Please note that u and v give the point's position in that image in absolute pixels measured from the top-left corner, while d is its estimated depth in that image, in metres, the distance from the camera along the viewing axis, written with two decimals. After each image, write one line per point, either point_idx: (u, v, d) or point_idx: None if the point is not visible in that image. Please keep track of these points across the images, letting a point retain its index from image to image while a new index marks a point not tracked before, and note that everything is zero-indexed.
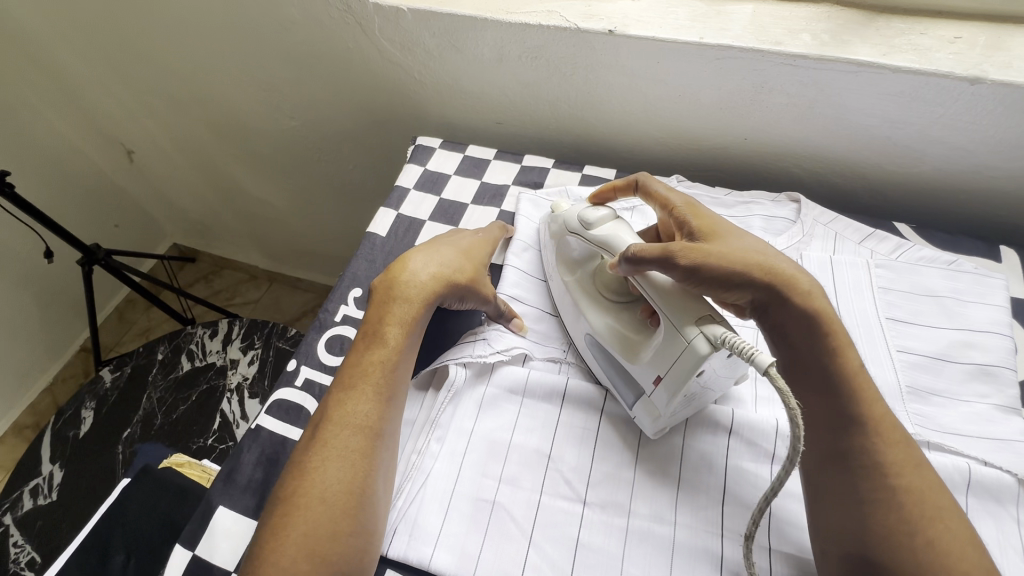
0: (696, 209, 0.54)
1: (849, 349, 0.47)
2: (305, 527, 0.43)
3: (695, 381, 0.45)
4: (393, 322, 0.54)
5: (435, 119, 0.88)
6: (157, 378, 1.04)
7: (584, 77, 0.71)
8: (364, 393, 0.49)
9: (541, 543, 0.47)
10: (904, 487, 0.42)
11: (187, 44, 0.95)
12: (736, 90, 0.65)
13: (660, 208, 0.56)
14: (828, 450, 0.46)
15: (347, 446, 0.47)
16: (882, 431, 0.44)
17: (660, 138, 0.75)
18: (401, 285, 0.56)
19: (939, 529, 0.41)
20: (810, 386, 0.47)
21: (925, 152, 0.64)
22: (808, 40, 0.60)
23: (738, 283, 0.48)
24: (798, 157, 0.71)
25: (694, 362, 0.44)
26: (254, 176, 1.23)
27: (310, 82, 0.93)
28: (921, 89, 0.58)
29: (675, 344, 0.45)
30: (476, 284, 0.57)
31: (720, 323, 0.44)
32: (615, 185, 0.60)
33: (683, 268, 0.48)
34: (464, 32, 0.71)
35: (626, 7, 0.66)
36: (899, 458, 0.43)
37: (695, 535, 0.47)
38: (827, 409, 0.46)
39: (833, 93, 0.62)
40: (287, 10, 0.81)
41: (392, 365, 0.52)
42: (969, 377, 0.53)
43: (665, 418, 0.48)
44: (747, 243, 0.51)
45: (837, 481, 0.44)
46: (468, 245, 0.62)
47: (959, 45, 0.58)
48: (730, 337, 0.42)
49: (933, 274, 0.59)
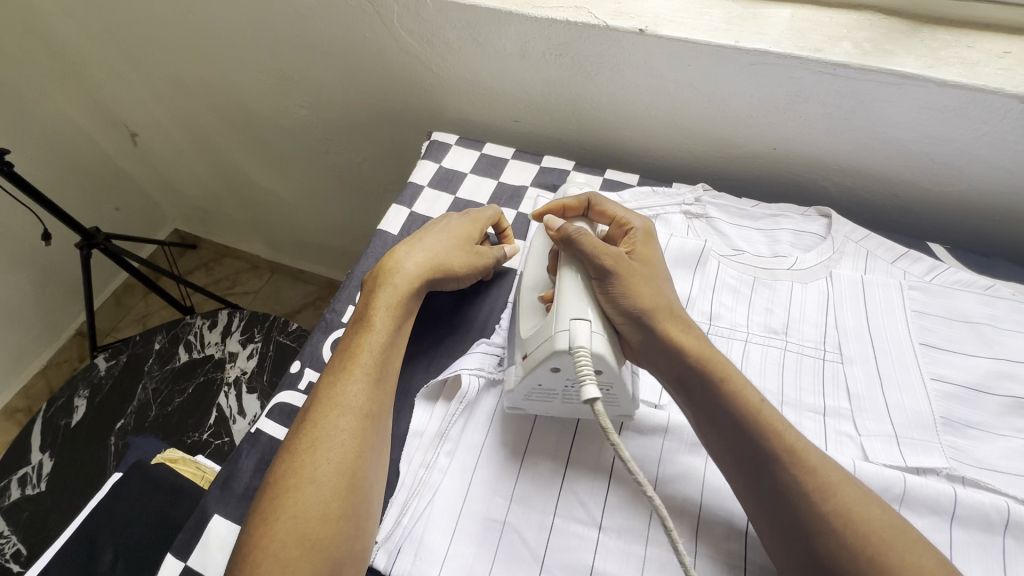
0: (651, 240, 0.53)
1: (748, 389, 0.46)
2: (294, 509, 0.42)
3: (545, 374, 0.46)
4: (380, 305, 0.53)
5: (451, 114, 0.85)
6: (153, 368, 1.01)
7: (608, 76, 0.68)
8: (354, 373, 0.49)
9: (552, 569, 0.44)
10: (830, 513, 0.40)
11: (197, 29, 0.92)
12: (772, 98, 0.62)
13: (613, 225, 0.55)
14: (753, 491, 0.43)
15: (338, 427, 0.46)
16: (799, 460, 0.42)
17: (686, 144, 0.72)
18: (387, 273, 0.55)
19: (883, 547, 0.39)
20: (718, 426, 0.45)
21: (964, 169, 0.61)
22: (850, 48, 0.58)
23: (635, 311, 0.47)
24: (829, 171, 0.68)
25: (547, 354, 0.45)
26: (258, 163, 1.20)
27: (321, 69, 0.90)
28: (967, 106, 0.56)
29: (543, 332, 0.46)
30: (462, 267, 0.58)
31: (590, 332, 0.44)
32: (568, 202, 0.56)
33: (598, 267, 0.49)
34: (487, 25, 0.68)
35: (657, 5, 0.64)
36: (824, 481, 0.41)
37: (713, 567, 0.44)
38: (737, 454, 0.44)
39: (873, 105, 0.59)
40: None
41: (381, 346, 0.51)
42: (1007, 410, 0.51)
43: (518, 396, 0.48)
44: (663, 284, 0.51)
45: (778, 517, 0.41)
46: (458, 228, 0.60)
47: (1008, 60, 0.56)
48: (581, 351, 0.43)
49: (970, 299, 0.56)
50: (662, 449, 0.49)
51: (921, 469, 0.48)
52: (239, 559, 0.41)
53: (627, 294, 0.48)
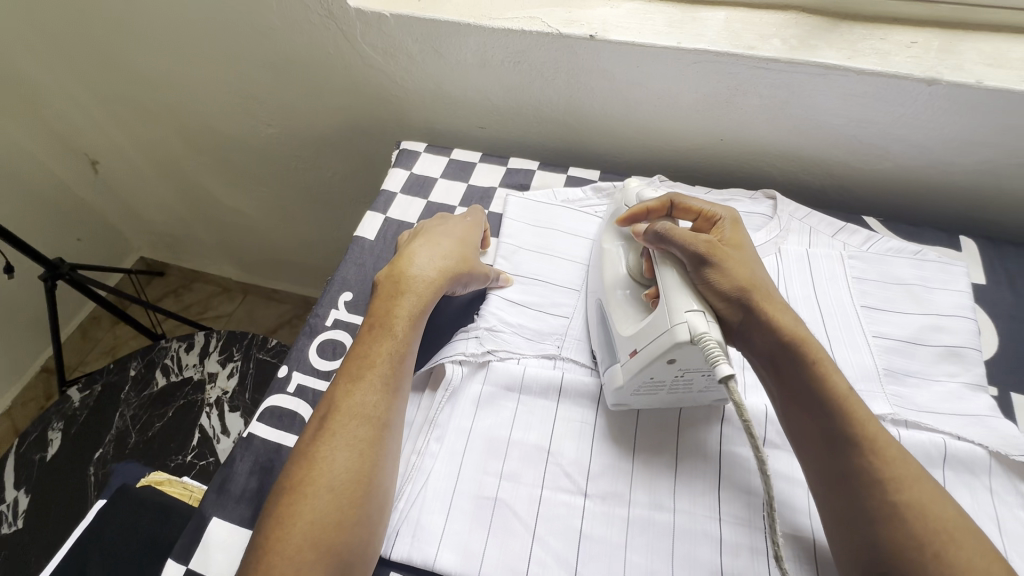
0: (738, 226, 0.55)
1: (834, 371, 0.46)
2: (312, 517, 0.43)
3: (661, 365, 0.47)
4: (401, 314, 0.54)
5: (418, 125, 0.89)
6: (130, 395, 0.99)
7: (565, 79, 0.72)
8: (372, 383, 0.49)
9: (545, 537, 0.47)
10: (905, 502, 0.41)
11: (164, 56, 0.94)
12: (713, 94, 0.68)
13: (699, 219, 0.56)
14: (825, 469, 0.44)
15: (357, 436, 0.47)
16: (875, 448, 0.43)
17: (640, 140, 0.77)
18: (407, 280, 0.57)
19: (950, 544, 0.39)
20: (804, 406, 0.46)
21: (887, 148, 0.68)
22: (779, 45, 0.63)
23: (733, 296, 0.48)
24: (771, 157, 0.74)
25: (668, 346, 0.45)
26: (227, 185, 1.20)
27: (290, 88, 0.92)
28: (882, 90, 0.62)
29: (658, 327, 0.47)
30: (471, 270, 0.60)
31: (707, 321, 0.46)
32: (650, 204, 0.57)
33: (693, 255, 0.49)
34: (447, 39, 0.72)
35: (604, 13, 0.69)
36: (899, 472, 0.42)
37: (693, 521, 0.48)
38: (822, 434, 0.45)
39: (804, 94, 0.65)
40: (266, 16, 0.80)
41: (400, 356, 0.52)
42: (939, 358, 0.56)
43: (627, 392, 0.50)
44: (759, 268, 0.52)
45: (840, 499, 0.43)
46: (463, 235, 0.63)
47: (915, 50, 0.62)
48: (706, 337, 0.44)
49: (901, 263, 0.62)
50: (637, 419, 0.53)
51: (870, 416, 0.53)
52: (253, 557, 0.42)
53: (724, 278, 0.49)
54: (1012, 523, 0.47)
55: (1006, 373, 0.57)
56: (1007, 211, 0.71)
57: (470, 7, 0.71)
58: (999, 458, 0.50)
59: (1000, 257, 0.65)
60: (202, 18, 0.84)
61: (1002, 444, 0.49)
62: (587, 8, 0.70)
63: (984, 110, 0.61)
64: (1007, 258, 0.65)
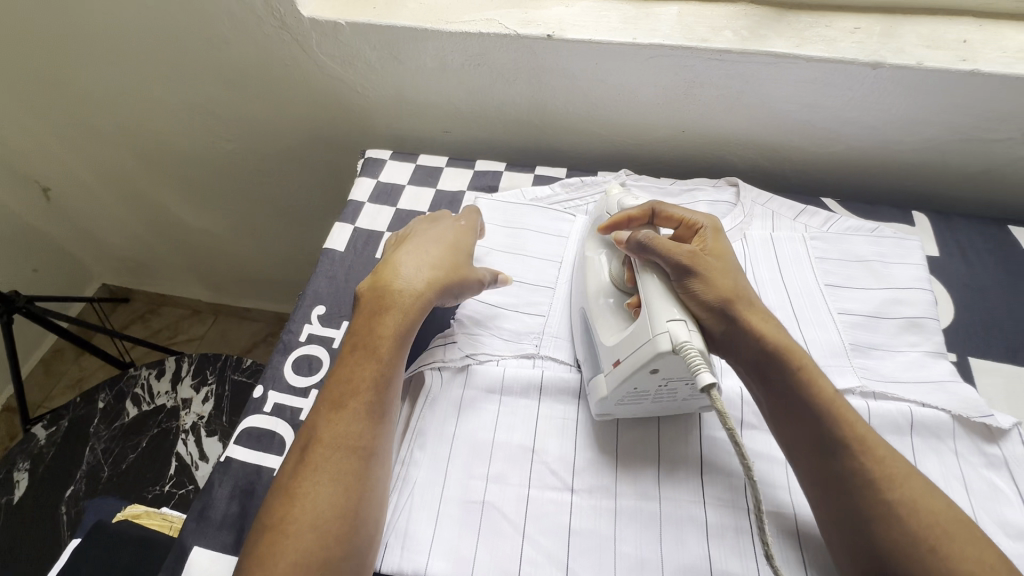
0: (720, 235, 0.55)
1: (822, 378, 0.48)
2: (297, 557, 0.41)
3: (645, 375, 0.47)
4: (386, 334, 0.52)
5: (383, 132, 0.88)
6: (100, 428, 0.96)
7: (526, 79, 0.73)
8: (355, 412, 0.48)
9: (534, 535, 0.47)
10: (898, 501, 0.42)
11: (113, 76, 0.91)
12: (672, 87, 0.69)
13: (681, 227, 0.56)
14: (818, 473, 0.45)
15: (340, 469, 0.45)
16: (867, 450, 0.44)
17: (604, 135, 0.78)
18: (388, 297, 0.54)
19: (945, 539, 0.40)
20: (793, 412, 0.47)
21: (840, 130, 0.70)
22: (731, 36, 0.65)
23: (716, 305, 0.49)
24: (732, 145, 0.76)
25: (651, 356, 0.46)
26: (189, 204, 1.17)
27: (248, 102, 0.90)
28: (831, 76, 0.64)
29: (640, 336, 0.48)
30: (460, 279, 0.57)
31: (688, 330, 0.46)
32: (632, 212, 0.57)
33: (677, 265, 0.50)
34: (405, 44, 0.72)
35: (560, 12, 0.69)
36: (890, 470, 0.43)
37: (679, 507, 0.48)
38: (811, 437, 0.46)
39: (758, 84, 0.67)
40: (217, 30, 0.78)
41: (385, 380, 0.50)
42: (901, 330, 0.58)
43: (611, 402, 0.50)
44: (741, 276, 0.53)
45: (835, 496, 0.44)
46: (453, 240, 0.60)
47: (859, 35, 0.65)
48: (687, 347, 0.44)
49: (860, 241, 0.65)
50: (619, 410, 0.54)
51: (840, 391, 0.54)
52: None
53: (706, 287, 0.49)
54: (977, 482, 0.49)
55: (963, 339, 0.59)
56: (955, 184, 0.74)
57: (426, 12, 0.71)
58: (962, 421, 0.52)
59: (951, 228, 0.68)
60: (149, 34, 0.81)
61: (963, 407, 0.52)
62: (543, 8, 0.70)
63: (927, 90, 0.63)
64: (957, 229, 0.68)
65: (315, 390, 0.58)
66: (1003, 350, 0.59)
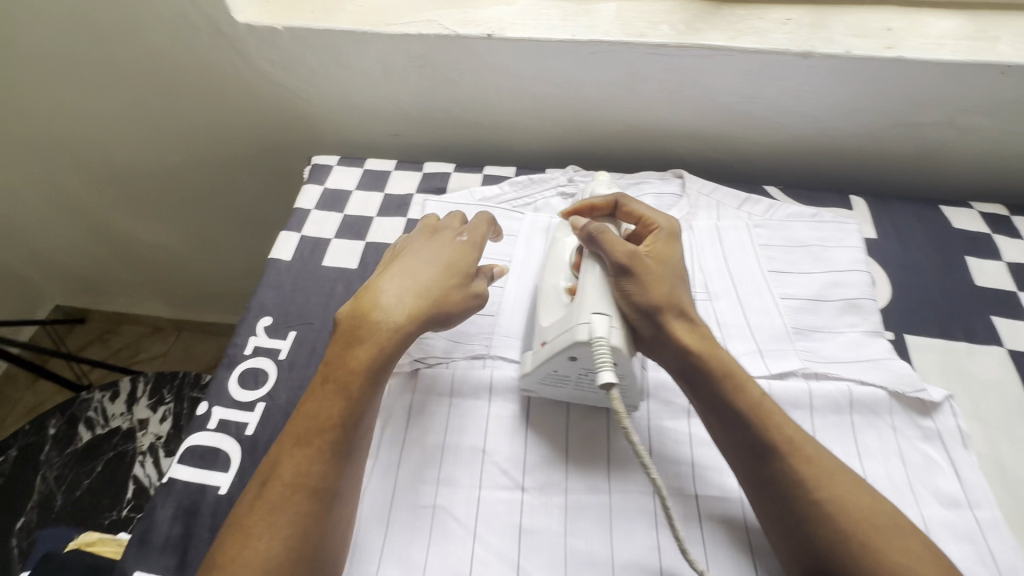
0: (673, 240, 0.55)
1: (749, 383, 0.48)
2: None
3: (564, 360, 0.49)
4: (358, 368, 0.47)
5: (331, 138, 0.87)
6: (52, 455, 0.92)
7: (470, 79, 0.72)
8: (318, 451, 0.44)
9: (485, 536, 0.47)
10: (824, 499, 0.42)
11: (49, 88, 0.86)
12: (614, 82, 0.70)
13: (640, 225, 0.57)
14: (750, 477, 0.45)
15: (298, 511, 0.42)
16: (798, 452, 0.44)
17: (553, 132, 0.79)
18: (366, 324, 0.49)
19: (878, 539, 0.40)
20: (722, 419, 0.47)
21: (778, 120, 0.72)
22: (668, 31, 0.66)
23: (648, 307, 0.49)
24: (677, 138, 0.77)
25: (568, 344, 0.48)
26: (138, 218, 1.13)
27: (191, 112, 0.88)
28: (765, 67, 0.66)
29: (565, 324, 0.49)
30: (451, 306, 0.52)
31: (609, 325, 0.47)
32: (596, 202, 0.58)
33: (617, 264, 0.50)
34: (346, 48, 0.71)
35: (500, 11, 0.69)
36: (820, 469, 0.44)
37: (628, 498, 0.49)
38: (744, 443, 0.46)
39: (698, 77, 0.68)
40: (152, 39, 0.76)
41: (354, 420, 0.46)
42: (841, 312, 0.60)
43: (534, 380, 0.52)
44: (685, 281, 0.53)
45: (771, 503, 0.44)
46: (446, 257, 0.54)
47: (790, 26, 0.66)
48: (600, 341, 0.46)
49: (801, 226, 0.66)
50: (568, 406, 0.54)
51: (784, 374, 0.56)
52: None
53: (640, 288, 0.49)
54: (914, 455, 0.51)
55: (900, 317, 0.61)
56: (891, 169, 0.77)
57: (366, 15, 0.70)
58: (898, 397, 0.54)
59: (886, 212, 0.70)
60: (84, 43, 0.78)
61: (898, 383, 0.54)
62: (483, 8, 0.70)
63: (857, 78, 0.65)
64: (892, 211, 0.70)
65: (262, 403, 0.56)
66: (936, 325, 0.61)
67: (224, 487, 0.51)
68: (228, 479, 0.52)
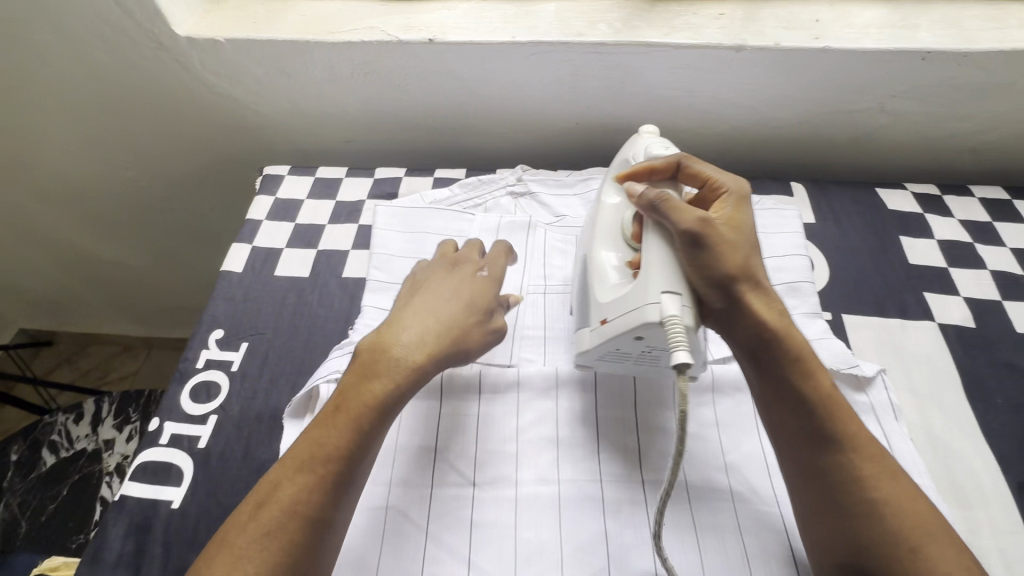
0: (742, 206, 0.51)
1: (820, 368, 0.46)
2: None
3: (628, 339, 0.47)
4: (371, 400, 0.45)
5: (285, 148, 0.88)
6: (14, 482, 0.89)
7: (416, 86, 0.74)
8: (314, 479, 0.42)
9: (437, 534, 0.48)
10: (880, 501, 0.43)
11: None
12: (558, 81, 0.71)
13: (704, 188, 0.53)
14: (796, 465, 0.46)
15: (292, 541, 0.40)
16: (852, 445, 0.44)
17: (504, 132, 0.80)
18: (389, 354, 0.47)
19: (922, 539, 0.41)
20: (792, 408, 0.45)
21: (718, 113, 0.74)
22: (605, 28, 0.68)
23: (722, 283, 0.46)
24: (625, 133, 0.78)
25: (635, 323, 0.45)
26: (90, 237, 1.11)
27: (137, 127, 0.87)
28: (701, 60, 0.67)
29: (630, 301, 0.46)
30: (468, 343, 0.50)
31: (682, 303, 0.44)
32: (656, 164, 0.54)
33: (687, 234, 0.46)
34: (291, 58, 0.72)
35: (442, 17, 0.71)
36: (870, 470, 0.44)
37: (577, 485, 0.50)
38: (801, 429, 0.45)
39: (636, 72, 0.69)
40: (91, 56, 0.75)
41: (360, 457, 0.44)
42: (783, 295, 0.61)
43: (591, 354, 0.51)
44: (756, 252, 0.49)
45: (818, 498, 0.44)
46: (467, 292, 0.53)
47: (722, 21, 0.68)
48: (674, 322, 0.43)
49: None
50: (515, 402, 0.55)
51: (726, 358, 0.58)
52: None
53: (469, 301, 0.52)
54: None
55: (837, 297, 0.64)
56: (830, 156, 0.79)
57: (309, 24, 0.71)
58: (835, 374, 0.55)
59: (825, 199, 0.73)
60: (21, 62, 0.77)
61: (834, 361, 0.55)
62: (425, 13, 0.71)
63: (790, 66, 0.67)
64: (829, 197, 0.73)
65: (213, 416, 0.58)
66: (872, 303, 0.63)
67: (176, 502, 0.53)
68: (182, 492, 0.53)
